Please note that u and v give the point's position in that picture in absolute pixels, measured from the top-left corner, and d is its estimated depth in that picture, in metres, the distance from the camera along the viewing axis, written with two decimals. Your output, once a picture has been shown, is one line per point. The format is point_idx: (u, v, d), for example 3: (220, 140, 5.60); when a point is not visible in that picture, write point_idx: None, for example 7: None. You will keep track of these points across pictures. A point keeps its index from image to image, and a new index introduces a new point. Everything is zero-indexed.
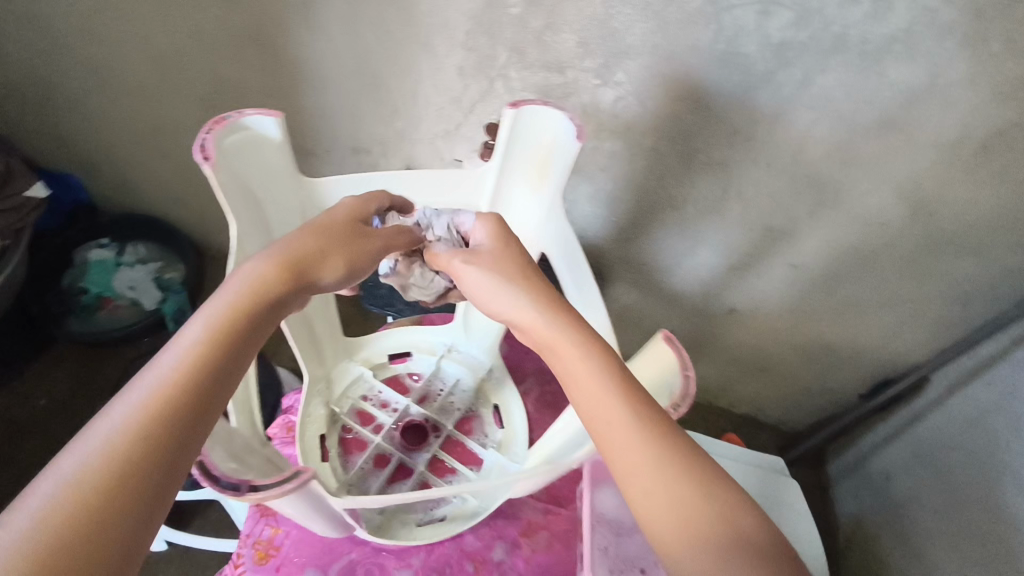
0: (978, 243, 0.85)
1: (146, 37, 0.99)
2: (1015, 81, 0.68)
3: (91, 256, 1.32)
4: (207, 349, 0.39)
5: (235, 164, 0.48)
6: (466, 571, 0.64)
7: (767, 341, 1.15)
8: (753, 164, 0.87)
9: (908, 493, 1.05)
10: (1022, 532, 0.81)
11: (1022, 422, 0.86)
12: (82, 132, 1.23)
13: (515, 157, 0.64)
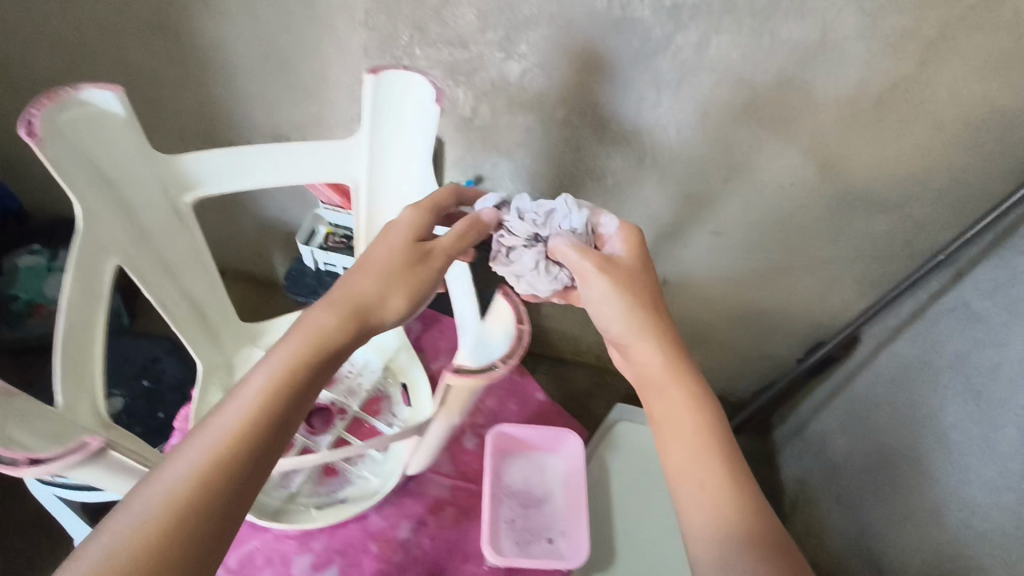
0: (888, 200, 0.85)
1: (43, 31, 0.95)
2: (903, 33, 0.68)
3: (21, 262, 1.27)
4: (291, 382, 0.45)
5: (71, 137, 0.48)
6: (370, 551, 0.64)
7: (704, 311, 1.15)
8: (664, 132, 0.86)
9: (844, 453, 1.06)
10: (941, 486, 0.82)
11: (941, 376, 0.87)
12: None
13: (384, 127, 0.59)
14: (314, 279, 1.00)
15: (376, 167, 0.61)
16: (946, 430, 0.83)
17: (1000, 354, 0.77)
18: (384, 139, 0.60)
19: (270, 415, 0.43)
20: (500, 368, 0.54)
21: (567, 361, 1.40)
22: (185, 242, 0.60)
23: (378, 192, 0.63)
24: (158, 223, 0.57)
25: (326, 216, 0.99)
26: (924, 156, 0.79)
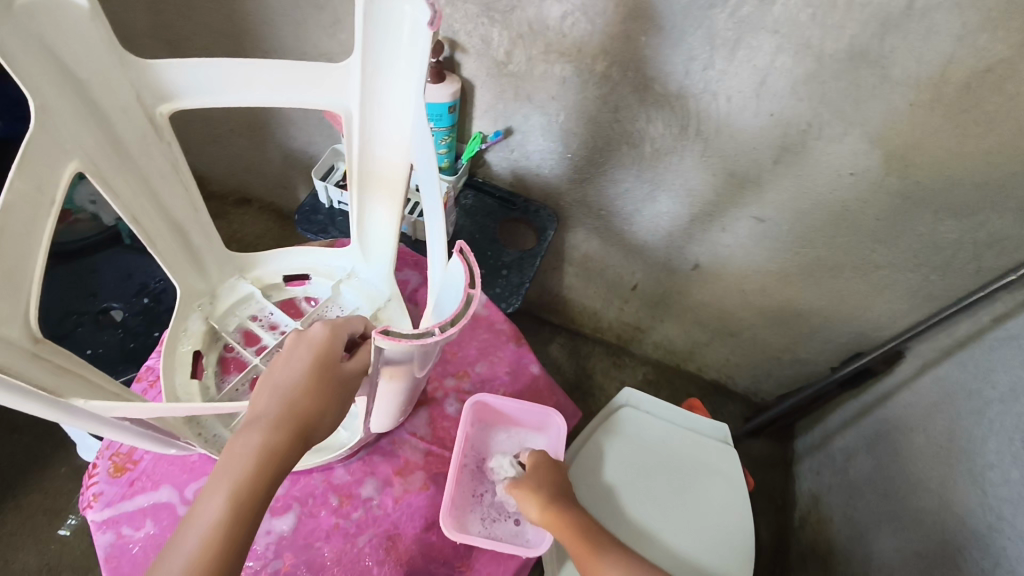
0: (960, 203, 0.75)
1: None
2: (1007, 4, 0.57)
3: None
4: (241, 511, 0.43)
5: (30, 27, 0.44)
6: (329, 504, 0.61)
7: (734, 303, 1.07)
8: (712, 99, 0.77)
9: (866, 475, 0.98)
10: (967, 527, 0.74)
11: (988, 409, 0.77)
12: None
13: (380, 54, 0.54)
14: (327, 215, 0.96)
15: (370, 96, 0.57)
16: (982, 469, 0.74)
17: None
18: (379, 68, 0.55)
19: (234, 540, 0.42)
20: (433, 334, 0.43)
21: (585, 337, 1.34)
22: (165, 155, 0.58)
23: (372, 123, 0.59)
24: (134, 133, 0.54)
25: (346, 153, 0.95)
26: (1012, 158, 0.68)
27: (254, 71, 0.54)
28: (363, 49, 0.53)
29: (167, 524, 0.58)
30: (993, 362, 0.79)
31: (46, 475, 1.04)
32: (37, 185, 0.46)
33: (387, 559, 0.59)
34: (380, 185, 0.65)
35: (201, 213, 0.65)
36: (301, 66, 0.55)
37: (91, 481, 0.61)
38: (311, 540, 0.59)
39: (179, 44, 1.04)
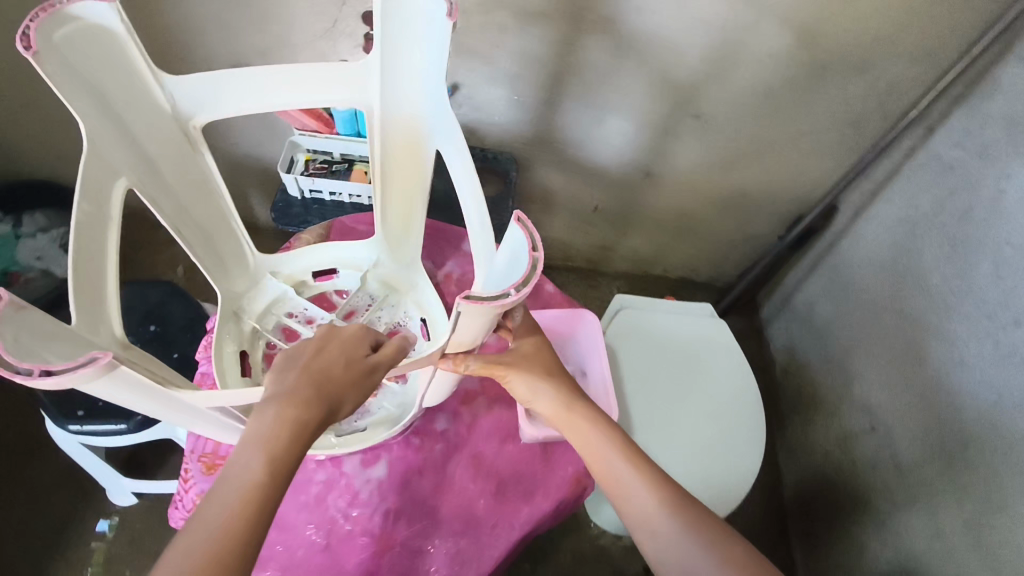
0: (862, 61, 0.87)
1: None
2: None
3: None
4: (265, 480, 0.43)
5: (72, 57, 0.48)
6: (412, 445, 0.67)
7: (688, 200, 1.18)
8: (641, 15, 0.85)
9: (830, 317, 1.13)
10: (924, 328, 0.89)
11: (919, 229, 0.92)
12: None
13: (396, 49, 0.59)
14: (302, 207, 0.99)
15: (387, 84, 0.62)
16: (927, 278, 0.89)
17: (974, 197, 0.83)
18: (394, 63, 0.61)
19: (254, 509, 0.42)
20: (513, 297, 0.44)
21: (557, 268, 1.43)
22: (194, 169, 0.62)
23: (391, 117, 0.65)
24: (161, 147, 0.58)
25: (306, 143, 0.98)
26: (897, 12, 0.80)
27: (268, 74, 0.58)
28: (380, 45, 0.59)
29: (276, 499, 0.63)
30: (915, 190, 0.93)
31: (83, 527, 1.04)
32: (101, 212, 0.49)
33: (478, 473, 0.66)
34: (399, 170, 0.70)
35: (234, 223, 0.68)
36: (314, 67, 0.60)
37: (184, 484, 0.64)
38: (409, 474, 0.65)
39: None
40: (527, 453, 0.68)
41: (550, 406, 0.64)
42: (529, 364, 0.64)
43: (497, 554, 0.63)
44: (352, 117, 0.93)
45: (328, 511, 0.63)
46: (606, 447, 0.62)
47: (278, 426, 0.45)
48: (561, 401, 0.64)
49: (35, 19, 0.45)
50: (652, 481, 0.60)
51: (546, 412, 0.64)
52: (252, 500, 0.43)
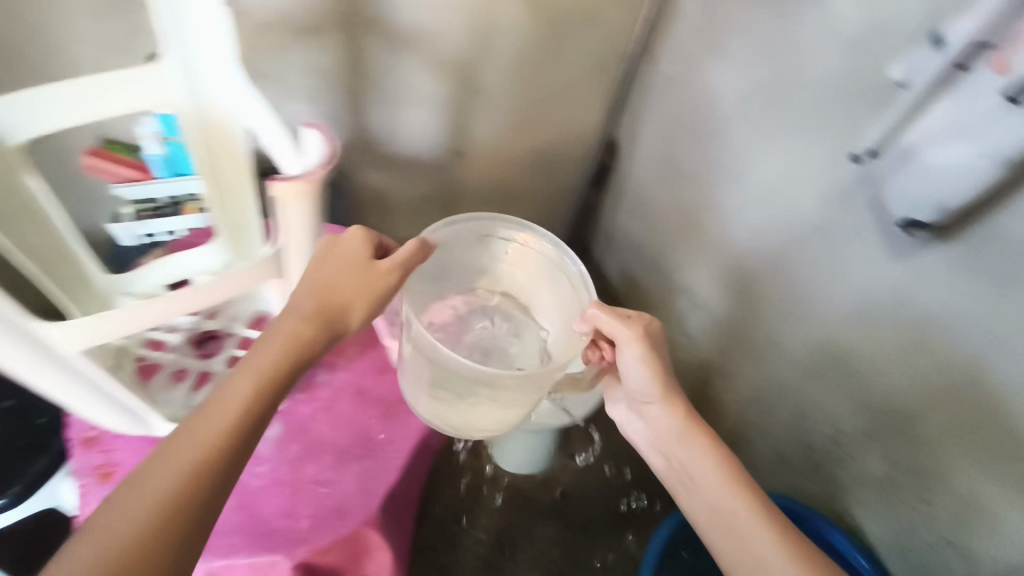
0: (597, 13, 1.05)
1: None
2: None
3: None
4: (239, 427, 0.52)
5: None
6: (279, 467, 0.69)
7: (502, 168, 1.33)
8: (402, 10, 0.99)
9: (644, 234, 1.31)
10: (711, 214, 1.07)
11: (690, 134, 1.08)
12: None
13: (184, 42, 0.61)
14: (137, 252, 1.05)
15: (204, 87, 0.65)
16: (698, 167, 1.08)
17: (693, 97, 1.06)
18: (181, 53, 0.62)
19: (213, 465, 0.49)
20: None
21: None
22: (19, 195, 0.60)
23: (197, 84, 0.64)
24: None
25: (127, 194, 1.03)
26: None
27: (84, 80, 0.58)
28: (171, 44, 0.61)
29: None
30: (668, 104, 1.13)
31: None
32: None
33: (368, 405, 0.76)
34: (228, 173, 0.73)
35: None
36: (122, 70, 0.60)
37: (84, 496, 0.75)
38: (299, 478, 0.69)
39: None
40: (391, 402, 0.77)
41: (644, 385, 0.72)
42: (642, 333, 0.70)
43: (391, 476, 0.71)
44: (164, 158, 1.00)
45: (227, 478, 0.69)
46: (654, 445, 0.76)
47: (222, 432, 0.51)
48: (651, 377, 0.71)
49: None
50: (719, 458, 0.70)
51: (636, 386, 0.74)
52: (171, 493, 0.47)
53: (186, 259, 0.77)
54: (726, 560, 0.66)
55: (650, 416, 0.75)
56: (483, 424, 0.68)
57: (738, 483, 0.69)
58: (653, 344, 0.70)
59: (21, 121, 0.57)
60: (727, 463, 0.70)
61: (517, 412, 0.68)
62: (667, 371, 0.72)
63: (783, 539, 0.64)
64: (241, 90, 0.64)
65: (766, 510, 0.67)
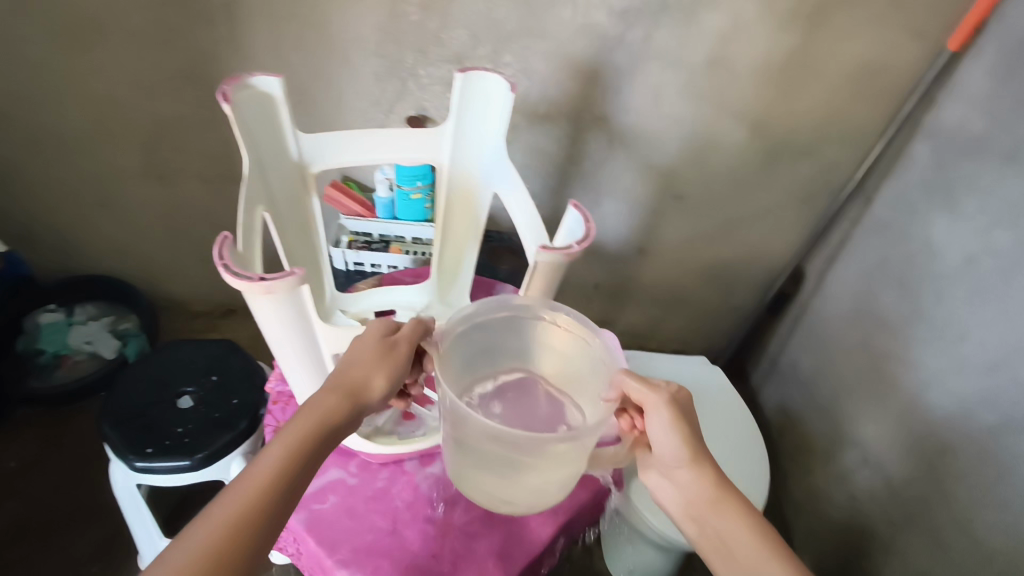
0: (814, 145, 1.06)
1: (91, 88, 1.14)
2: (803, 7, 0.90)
3: (43, 320, 1.47)
4: (279, 485, 0.49)
5: (249, 117, 0.67)
6: (438, 508, 0.77)
7: (678, 274, 1.34)
8: (625, 112, 1.07)
9: (815, 372, 1.23)
10: (905, 368, 0.99)
11: (893, 280, 1.02)
12: (49, 186, 1.34)
13: (467, 117, 0.77)
14: (346, 276, 1.17)
15: (457, 152, 0.80)
16: (896, 317, 1.01)
17: (910, 246, 0.99)
18: (461, 125, 0.78)
19: (252, 521, 0.46)
20: (297, 274, 0.52)
21: None
22: (301, 208, 0.79)
23: (461, 151, 0.80)
24: (287, 194, 0.76)
25: (350, 226, 1.15)
26: (837, 115, 1.01)
27: (384, 131, 0.76)
28: (456, 118, 0.77)
29: (345, 494, 0.77)
30: (870, 245, 1.08)
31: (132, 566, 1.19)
32: (249, 223, 0.63)
33: None
34: (457, 227, 0.86)
35: (280, 146, 0.73)
36: (413, 130, 0.77)
37: None
38: (447, 522, 0.76)
39: (170, 176, 1.30)
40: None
41: (670, 447, 0.61)
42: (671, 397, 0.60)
43: (532, 549, 0.76)
44: (389, 202, 1.13)
45: (394, 503, 0.77)
46: (684, 514, 0.62)
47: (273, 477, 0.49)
48: (679, 441, 0.60)
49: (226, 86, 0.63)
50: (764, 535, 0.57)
51: (660, 449, 0.62)
52: (208, 548, 0.44)
53: (398, 294, 0.89)
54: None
55: (680, 482, 0.61)
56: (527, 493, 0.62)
57: (780, 553, 0.55)
58: (679, 403, 0.61)
59: (322, 154, 0.76)
60: (763, 533, 0.57)
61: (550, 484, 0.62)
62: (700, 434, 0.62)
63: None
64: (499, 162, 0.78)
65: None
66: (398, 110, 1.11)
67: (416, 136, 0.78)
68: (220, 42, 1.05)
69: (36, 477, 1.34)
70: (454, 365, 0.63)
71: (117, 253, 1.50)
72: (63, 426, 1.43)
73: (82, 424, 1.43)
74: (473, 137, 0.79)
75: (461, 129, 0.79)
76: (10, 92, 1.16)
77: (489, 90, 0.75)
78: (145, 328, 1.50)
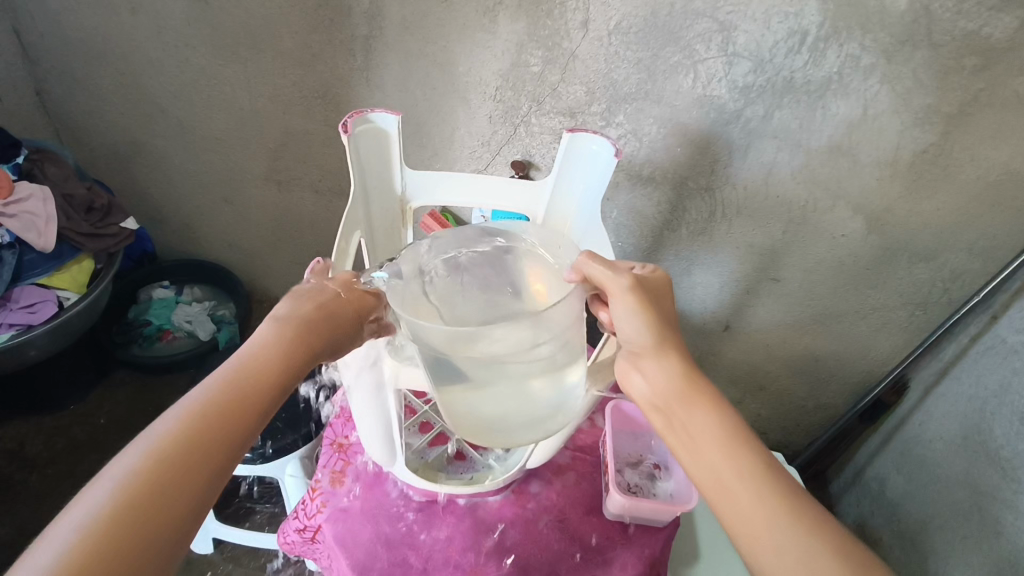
0: (936, 250, 0.98)
1: (236, 96, 1.26)
2: (941, 107, 0.84)
3: (155, 294, 1.62)
4: (241, 413, 0.52)
5: (364, 150, 0.77)
6: (474, 556, 0.76)
7: (764, 359, 1.27)
8: (732, 187, 1.04)
9: (904, 493, 1.12)
10: (1014, 514, 0.88)
11: (1009, 413, 0.91)
12: (186, 176, 1.48)
13: (566, 175, 0.82)
14: None
15: (552, 205, 0.86)
16: (1009, 454, 0.90)
17: None
18: (559, 182, 0.83)
19: (214, 446, 0.49)
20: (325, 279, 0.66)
21: None
22: (396, 236, 0.88)
23: (555, 205, 0.86)
24: (384, 222, 0.85)
25: None
26: (967, 224, 0.93)
27: (483, 178, 0.83)
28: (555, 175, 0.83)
29: (385, 521, 0.78)
30: (986, 368, 0.98)
31: None
32: (344, 246, 0.72)
33: (567, 536, 0.79)
34: None
35: (392, 182, 0.83)
36: (514, 180, 0.84)
37: (314, 492, 0.83)
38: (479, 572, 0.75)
39: (287, 183, 1.40)
40: (586, 547, 0.79)
41: (637, 334, 0.62)
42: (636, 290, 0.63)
43: None
44: None
45: (430, 540, 0.77)
46: (651, 408, 0.62)
47: (192, 424, 0.49)
48: (645, 328, 0.62)
49: (349, 119, 0.73)
50: (738, 443, 0.55)
51: (627, 338, 0.64)
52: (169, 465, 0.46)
53: None
54: (722, 510, 0.54)
55: (648, 374, 0.62)
56: (497, 427, 0.56)
57: (739, 445, 0.55)
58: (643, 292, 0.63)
59: (422, 190, 0.85)
60: (728, 418, 0.57)
61: (519, 416, 0.56)
62: (669, 321, 0.64)
63: (789, 515, 0.51)
64: (588, 222, 0.84)
65: (784, 484, 0.53)
66: (505, 152, 1.15)
67: (517, 187, 0.85)
68: (354, 69, 1.13)
69: (119, 436, 1.45)
70: (445, 292, 0.59)
71: (228, 244, 1.63)
72: (152, 394, 1.54)
73: (168, 396, 1.55)
74: (568, 195, 0.85)
75: (559, 188, 0.84)
76: (171, 91, 1.30)
77: (589, 153, 0.80)
78: (237, 317, 1.60)
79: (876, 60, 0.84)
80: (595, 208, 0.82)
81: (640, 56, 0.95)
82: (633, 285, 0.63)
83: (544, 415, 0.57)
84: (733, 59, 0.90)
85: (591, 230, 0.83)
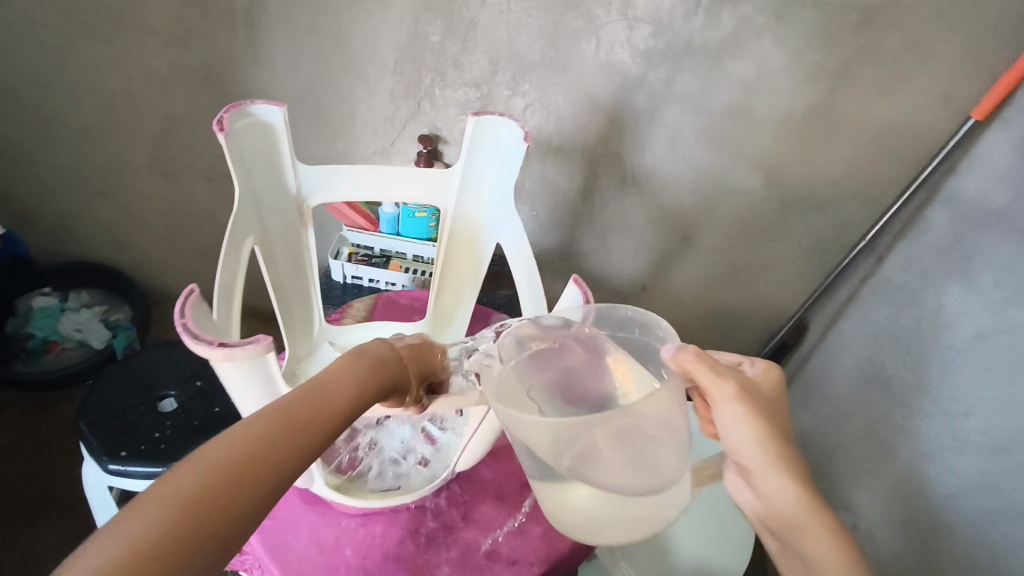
0: (827, 199, 1.03)
1: (104, 79, 1.13)
2: (825, 64, 0.88)
3: (35, 303, 1.47)
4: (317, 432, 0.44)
5: (244, 146, 0.71)
6: (413, 546, 0.75)
7: (680, 315, 1.32)
8: (640, 151, 1.05)
9: (810, 426, 1.21)
10: (904, 435, 0.97)
11: (898, 346, 1.00)
12: (54, 172, 1.33)
13: (474, 164, 0.81)
14: (341, 290, 1.16)
15: (461, 196, 0.84)
16: (899, 382, 0.98)
17: (920, 310, 0.95)
18: (467, 172, 0.82)
19: (284, 460, 0.41)
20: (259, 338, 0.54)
21: None
22: (295, 236, 0.83)
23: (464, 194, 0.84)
24: (280, 222, 0.80)
25: (351, 239, 1.14)
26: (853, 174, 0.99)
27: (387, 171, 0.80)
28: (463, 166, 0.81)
29: (318, 524, 0.76)
30: (874, 306, 1.06)
31: None
32: (234, 253, 0.67)
33: (503, 512, 0.80)
34: (454, 266, 0.89)
35: (285, 179, 0.79)
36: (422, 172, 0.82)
37: None
38: (421, 563, 0.74)
39: (175, 173, 1.29)
40: (525, 520, 0.80)
41: (746, 447, 0.54)
42: (745, 397, 0.54)
43: None
44: (394, 218, 1.11)
45: (367, 536, 0.76)
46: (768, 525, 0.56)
47: (275, 428, 0.42)
48: (758, 441, 0.54)
49: (226, 113, 0.67)
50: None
51: (733, 448, 0.56)
52: (239, 469, 0.39)
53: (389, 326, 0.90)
54: None
55: (763, 491, 0.54)
56: (595, 519, 0.56)
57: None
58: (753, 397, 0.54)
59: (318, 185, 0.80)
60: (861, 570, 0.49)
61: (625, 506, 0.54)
62: (783, 431, 0.55)
63: None
64: (501, 210, 0.83)
65: None
66: (409, 128, 1.10)
67: (422, 178, 0.82)
68: (237, 44, 1.04)
69: (10, 463, 1.32)
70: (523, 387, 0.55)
71: (115, 242, 1.49)
72: (45, 413, 1.41)
73: (64, 412, 1.42)
74: (478, 185, 0.83)
75: (468, 177, 0.82)
76: (25, 77, 1.15)
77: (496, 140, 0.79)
78: (134, 320, 1.48)
79: (767, 21, 0.86)
80: (506, 197, 0.82)
81: (541, 23, 0.93)
82: (741, 394, 0.54)
83: (647, 508, 0.55)
84: (633, 23, 0.90)
85: (504, 219, 0.82)
